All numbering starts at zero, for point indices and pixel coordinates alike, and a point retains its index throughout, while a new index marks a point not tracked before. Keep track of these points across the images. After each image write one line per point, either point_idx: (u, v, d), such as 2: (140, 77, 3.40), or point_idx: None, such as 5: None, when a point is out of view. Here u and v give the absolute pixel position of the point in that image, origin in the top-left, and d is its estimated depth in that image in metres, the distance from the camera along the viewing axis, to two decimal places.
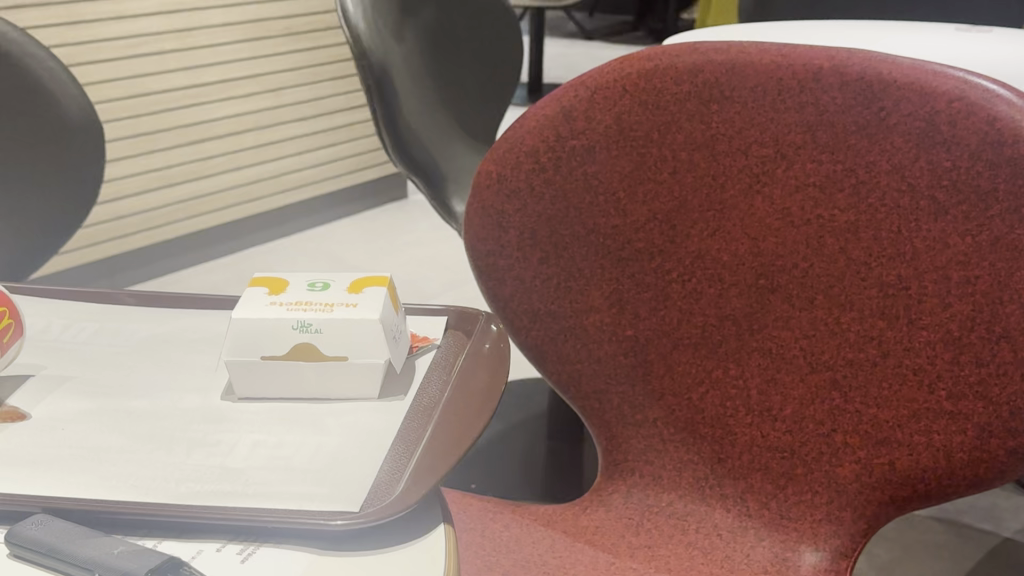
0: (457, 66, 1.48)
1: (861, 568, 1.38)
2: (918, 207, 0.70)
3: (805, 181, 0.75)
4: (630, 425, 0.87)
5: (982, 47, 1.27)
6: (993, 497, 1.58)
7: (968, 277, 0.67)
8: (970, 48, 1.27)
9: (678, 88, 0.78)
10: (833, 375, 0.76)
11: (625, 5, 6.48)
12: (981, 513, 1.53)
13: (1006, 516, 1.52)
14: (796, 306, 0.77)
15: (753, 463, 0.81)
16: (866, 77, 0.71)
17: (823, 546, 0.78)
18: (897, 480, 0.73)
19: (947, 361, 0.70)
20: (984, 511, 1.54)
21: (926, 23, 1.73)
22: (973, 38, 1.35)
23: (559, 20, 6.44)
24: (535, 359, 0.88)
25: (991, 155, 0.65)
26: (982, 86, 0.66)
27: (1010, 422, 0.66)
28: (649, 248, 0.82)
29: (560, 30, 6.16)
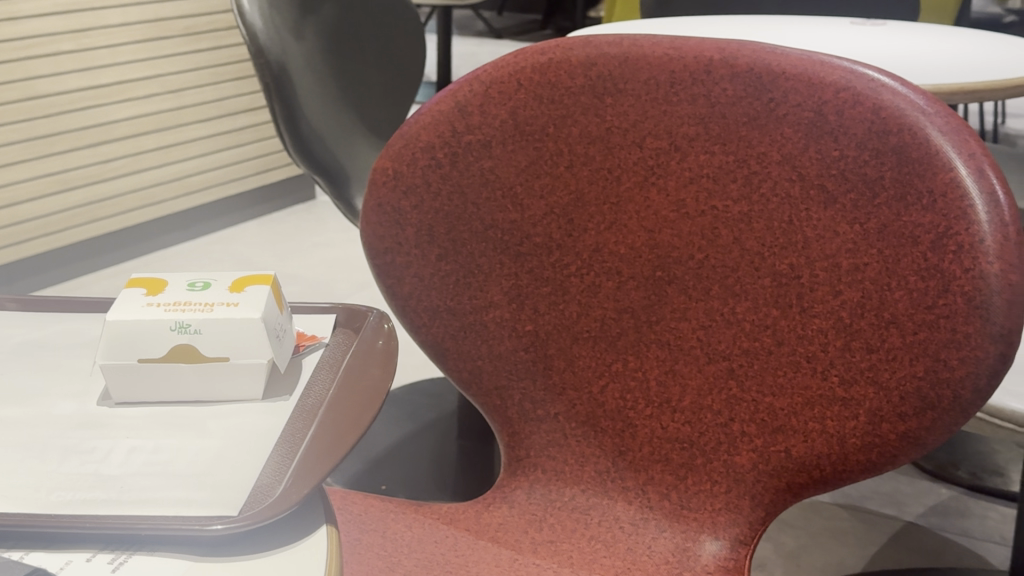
0: (360, 64, 1.47)
1: (767, 555, 1.40)
2: (808, 197, 0.71)
3: (699, 172, 0.76)
4: (532, 421, 0.86)
5: (865, 40, 1.30)
6: (896, 482, 1.61)
7: (857, 264, 0.69)
8: (856, 42, 1.30)
9: (572, 82, 0.78)
10: (729, 365, 0.77)
11: (534, 4, 6.50)
12: (885, 499, 1.56)
13: (908, 501, 1.55)
14: (693, 297, 0.78)
15: (654, 454, 0.81)
16: (756, 68, 0.72)
17: (723, 535, 0.78)
18: (793, 467, 0.74)
19: (839, 348, 0.71)
20: (887, 496, 1.57)
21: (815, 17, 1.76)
22: (863, 31, 1.38)
23: (468, 20, 6.44)
24: (435, 357, 0.87)
25: (876, 144, 0.67)
26: (867, 76, 0.68)
27: (900, 407, 0.68)
28: (547, 242, 0.81)
29: (471, 29, 6.16)
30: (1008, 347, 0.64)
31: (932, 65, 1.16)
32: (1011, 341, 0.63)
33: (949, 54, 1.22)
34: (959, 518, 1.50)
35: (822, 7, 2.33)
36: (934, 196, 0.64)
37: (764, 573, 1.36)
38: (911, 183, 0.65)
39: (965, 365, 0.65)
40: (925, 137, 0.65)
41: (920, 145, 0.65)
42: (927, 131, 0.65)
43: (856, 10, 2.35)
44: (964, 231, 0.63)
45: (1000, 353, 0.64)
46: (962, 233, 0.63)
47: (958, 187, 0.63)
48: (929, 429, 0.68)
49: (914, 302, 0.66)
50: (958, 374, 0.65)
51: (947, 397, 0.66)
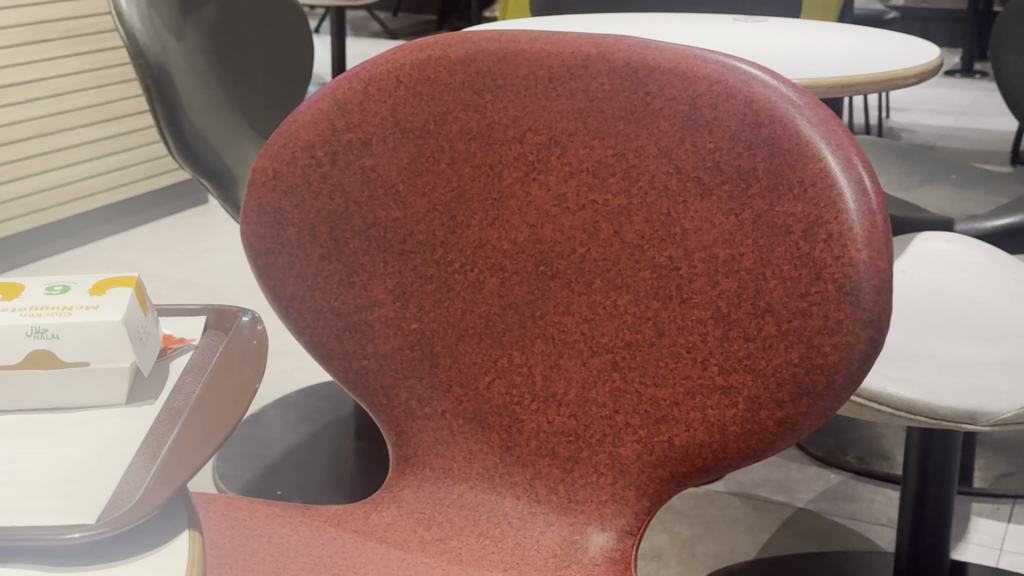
0: (244, 65, 1.46)
1: (661, 547, 1.43)
2: (685, 189, 0.72)
3: (579, 167, 0.76)
4: (419, 419, 0.85)
5: (743, 36, 1.32)
6: (786, 468, 1.64)
7: (733, 254, 0.70)
8: (734, 38, 1.33)
9: (451, 79, 0.78)
10: (613, 358, 0.77)
11: (429, 3, 6.49)
12: (775, 486, 1.59)
13: (798, 487, 1.58)
14: (576, 291, 0.78)
15: (540, 448, 0.81)
16: (632, 63, 0.73)
17: (609, 527, 0.78)
18: (676, 456, 0.75)
19: (717, 338, 0.72)
20: (778, 483, 1.60)
21: (694, 14, 1.80)
22: (742, 27, 1.41)
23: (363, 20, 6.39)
24: (320, 358, 0.85)
25: (749, 136, 0.68)
26: (738, 68, 0.69)
27: (777, 393, 0.70)
28: (431, 239, 0.81)
29: (366, 30, 6.12)
30: (877, 332, 0.66)
31: (806, 59, 1.18)
32: (880, 326, 0.66)
33: (821, 48, 1.25)
34: (848, 502, 1.53)
35: (706, 5, 2.36)
36: (805, 185, 0.66)
37: (659, 564, 1.39)
38: (783, 174, 0.67)
39: (837, 351, 0.67)
40: (796, 128, 0.67)
41: (791, 136, 0.67)
42: (797, 123, 0.67)
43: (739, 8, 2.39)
44: (833, 220, 0.65)
45: (871, 339, 0.66)
46: (831, 222, 0.65)
47: (827, 176, 0.66)
48: (804, 415, 0.69)
49: (788, 290, 0.68)
50: (830, 360, 0.67)
51: (821, 382, 0.68)
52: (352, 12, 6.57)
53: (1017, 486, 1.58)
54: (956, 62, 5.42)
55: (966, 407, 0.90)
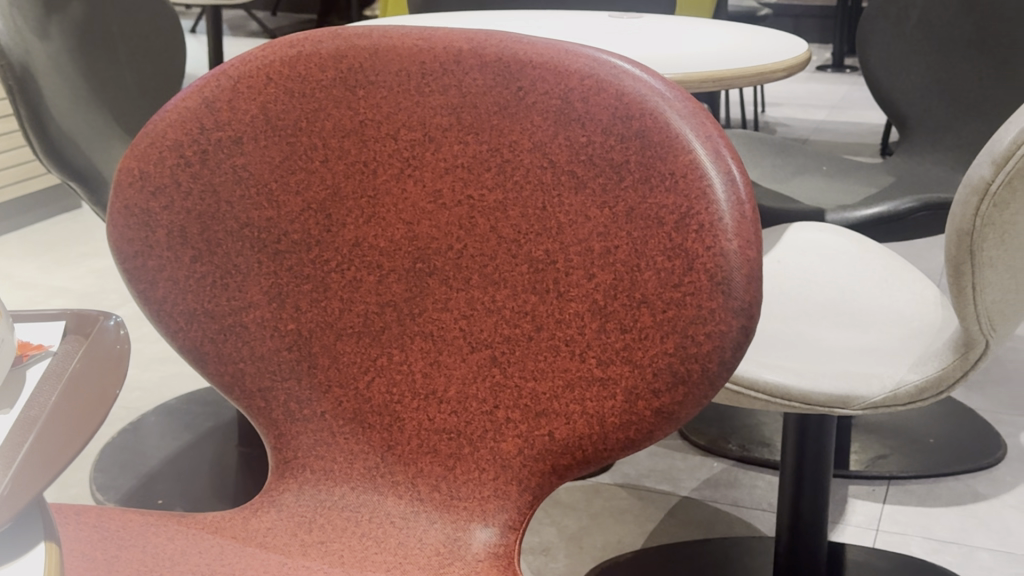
0: (112, 64, 1.43)
1: (550, 540, 1.44)
2: (560, 183, 0.72)
3: (454, 163, 0.76)
4: (299, 421, 0.82)
5: (617, 31, 1.34)
6: (670, 458, 1.66)
7: (609, 246, 0.71)
8: (606, 34, 1.34)
9: (322, 75, 0.77)
10: (493, 353, 0.77)
11: (308, 3, 6.42)
12: (660, 476, 1.61)
13: (682, 476, 1.61)
14: (453, 287, 0.77)
15: (422, 446, 0.80)
16: (503, 58, 0.73)
17: (492, 522, 0.77)
18: (557, 450, 0.75)
19: (594, 330, 0.73)
20: (662, 473, 1.62)
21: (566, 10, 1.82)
22: (615, 23, 1.43)
23: (240, 20, 6.30)
24: (194, 362, 0.82)
25: (621, 130, 0.70)
26: (609, 63, 0.71)
27: (654, 383, 0.71)
28: (305, 238, 0.79)
29: (244, 30, 6.03)
30: (748, 320, 0.68)
31: (678, 54, 1.20)
32: (751, 314, 0.68)
33: (693, 44, 1.27)
34: (730, 489, 1.56)
35: (582, 2, 2.39)
36: (676, 177, 0.68)
37: (548, 558, 1.40)
38: (654, 166, 0.69)
39: (710, 340, 0.68)
40: (666, 121, 0.68)
41: (661, 128, 0.68)
42: (667, 116, 0.68)
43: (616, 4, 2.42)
44: (704, 211, 0.67)
45: (742, 327, 0.68)
46: (702, 213, 0.67)
47: (697, 167, 0.67)
48: (681, 404, 0.71)
49: (662, 281, 0.69)
50: (704, 349, 0.68)
51: (695, 371, 0.69)
52: (229, 13, 6.46)
53: (892, 467, 1.63)
54: (826, 56, 5.58)
55: (839, 392, 0.92)
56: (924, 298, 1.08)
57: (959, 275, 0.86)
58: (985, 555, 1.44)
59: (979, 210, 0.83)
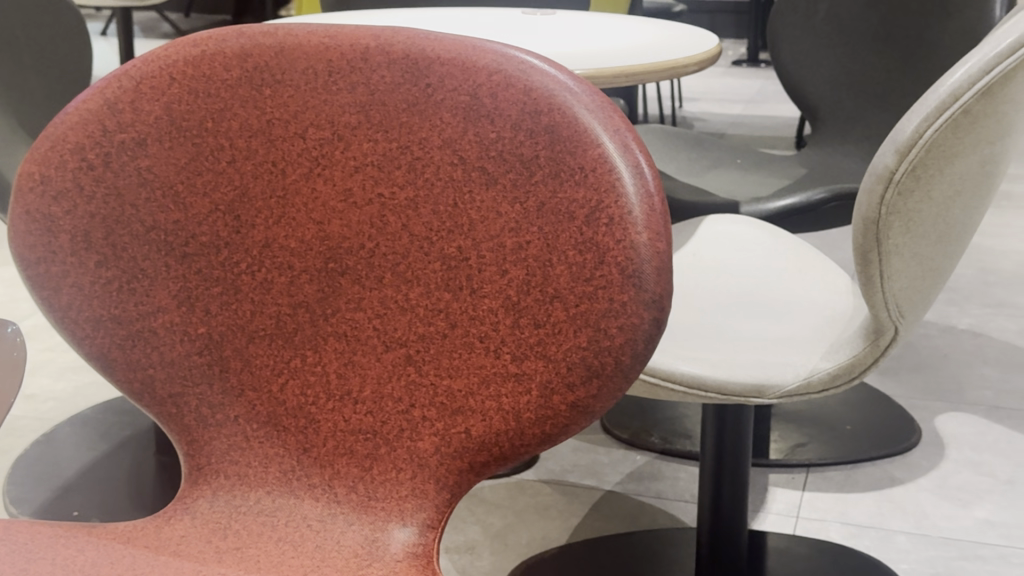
0: (16, 69, 1.40)
1: (475, 539, 1.44)
2: (470, 179, 0.72)
3: (364, 161, 0.75)
4: (211, 426, 0.80)
5: (529, 28, 1.34)
6: (595, 452, 1.67)
7: (521, 242, 0.71)
8: (520, 30, 1.34)
9: (227, 74, 0.76)
10: (408, 352, 0.76)
11: (224, 4, 6.34)
12: (584, 470, 1.62)
13: (606, 470, 1.61)
14: (366, 287, 0.76)
15: (338, 448, 0.79)
16: (411, 55, 0.73)
17: (411, 522, 0.76)
18: (474, 447, 0.75)
19: (508, 326, 0.72)
20: (587, 468, 1.63)
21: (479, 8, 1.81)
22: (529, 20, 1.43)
23: (153, 23, 6.20)
24: (102, 370, 0.80)
25: (530, 125, 0.70)
26: (517, 58, 0.71)
27: (568, 377, 0.71)
28: (214, 240, 0.77)
29: (158, 33, 5.93)
30: (660, 312, 0.69)
31: (591, 49, 1.21)
32: (662, 306, 0.69)
33: (605, 39, 1.28)
34: (654, 481, 1.57)
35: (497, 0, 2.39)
36: (585, 172, 0.68)
37: (473, 556, 1.40)
38: (564, 160, 0.69)
39: (623, 332, 0.69)
40: (574, 116, 0.69)
41: (569, 123, 0.69)
42: (575, 110, 0.69)
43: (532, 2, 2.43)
44: (613, 204, 0.68)
45: (654, 319, 0.69)
46: (611, 207, 0.68)
47: (605, 162, 0.68)
48: (596, 397, 0.71)
49: (574, 275, 0.69)
50: (617, 342, 0.69)
51: (609, 364, 0.70)
52: (143, 16, 6.36)
53: (811, 454, 1.66)
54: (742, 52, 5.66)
55: (754, 381, 0.93)
56: (835, 288, 1.10)
57: (867, 263, 0.87)
58: (903, 538, 1.47)
59: (884, 198, 0.85)
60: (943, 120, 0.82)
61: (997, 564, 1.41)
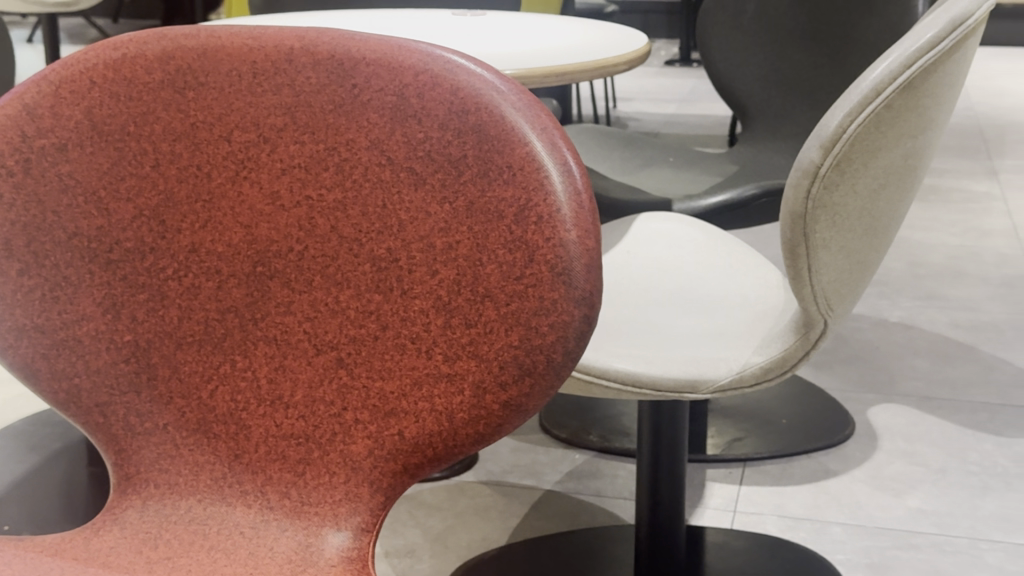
0: None
1: (414, 542, 1.44)
2: (399, 179, 0.72)
3: (290, 163, 0.74)
4: (140, 435, 0.79)
5: (458, 28, 1.34)
6: (534, 452, 1.67)
7: (451, 242, 0.71)
8: (449, 30, 1.34)
9: (149, 78, 0.74)
10: (338, 354, 0.75)
11: (153, 10, 6.26)
12: (524, 470, 1.62)
13: (546, 470, 1.62)
14: (295, 290, 0.76)
15: (270, 454, 0.78)
16: (336, 55, 0.72)
17: (345, 526, 0.76)
18: (408, 449, 0.74)
19: (439, 326, 0.72)
20: (526, 468, 1.63)
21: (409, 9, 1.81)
22: (459, 20, 1.43)
23: (81, 29, 6.10)
24: (26, 380, 0.78)
25: (457, 124, 0.69)
26: (443, 58, 0.70)
27: (501, 376, 0.71)
28: (139, 246, 0.76)
29: (86, 39, 5.84)
30: (590, 309, 0.69)
31: (519, 49, 1.21)
32: (592, 303, 0.69)
33: (534, 40, 1.28)
34: (593, 480, 1.58)
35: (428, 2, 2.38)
36: (513, 170, 0.68)
37: (413, 560, 1.40)
38: (491, 159, 0.69)
39: (554, 330, 0.69)
40: (501, 114, 0.68)
41: (497, 122, 0.68)
42: (502, 109, 0.68)
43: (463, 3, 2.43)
44: (542, 203, 0.68)
45: (584, 316, 0.69)
46: (540, 205, 0.68)
47: (533, 160, 0.68)
48: (528, 395, 0.71)
49: (504, 274, 0.69)
50: (549, 340, 0.69)
51: (541, 363, 0.70)
52: (70, 22, 6.26)
53: (747, 449, 1.67)
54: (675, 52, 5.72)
55: (687, 376, 0.94)
56: (767, 283, 1.11)
57: (795, 257, 0.88)
58: (838, 529, 1.49)
59: (810, 192, 0.85)
60: (866, 114, 0.83)
61: (931, 552, 1.44)
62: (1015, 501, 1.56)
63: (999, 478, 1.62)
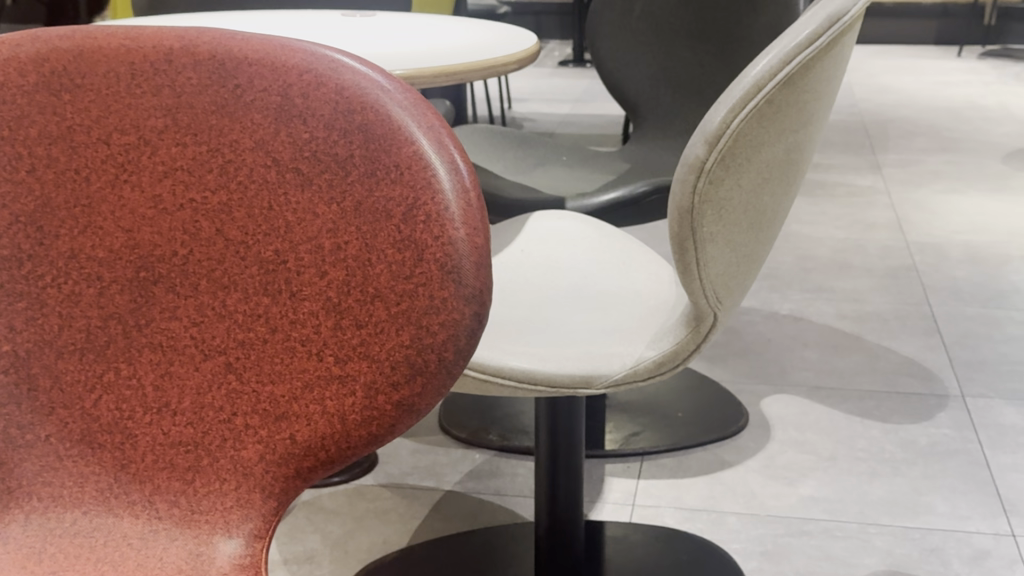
0: None
1: (314, 548, 1.42)
2: (285, 180, 0.70)
3: (173, 166, 0.72)
4: (20, 447, 0.76)
5: (345, 29, 1.33)
6: (433, 454, 1.67)
7: (339, 243, 0.70)
8: (337, 31, 1.33)
9: (22, 80, 0.71)
10: (226, 359, 0.74)
11: None
12: (424, 472, 1.61)
13: (445, 470, 1.62)
14: (181, 295, 0.74)
15: (158, 462, 0.76)
16: (218, 55, 0.70)
17: (236, 533, 0.75)
18: (300, 453, 0.74)
19: (330, 328, 0.72)
20: (426, 469, 1.62)
21: (301, 8, 1.78)
22: (347, 21, 1.42)
23: None
24: None
25: (343, 124, 0.68)
26: (327, 57, 0.70)
27: (393, 377, 0.71)
28: (16, 253, 0.73)
29: None
30: (481, 307, 0.70)
31: (407, 50, 1.21)
32: (482, 300, 0.69)
33: (421, 40, 1.28)
34: (493, 478, 1.58)
35: (318, 3, 2.36)
36: (401, 169, 0.68)
37: (313, 566, 1.38)
38: (379, 159, 0.68)
39: (445, 329, 0.69)
40: (387, 114, 0.68)
41: (383, 121, 0.68)
42: (389, 108, 0.68)
43: (353, 4, 2.41)
44: (430, 201, 0.68)
45: (475, 314, 0.70)
46: (428, 203, 0.68)
47: (420, 158, 0.68)
48: (421, 395, 0.71)
49: (393, 274, 0.69)
50: (440, 338, 0.69)
51: (433, 362, 0.70)
52: None
53: (645, 443, 1.69)
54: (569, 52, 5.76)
55: (581, 372, 0.95)
56: (659, 278, 1.13)
57: (684, 252, 0.90)
58: (733, 519, 1.52)
59: (697, 186, 0.87)
60: (748, 109, 0.84)
61: (822, 538, 1.47)
62: (902, 485, 1.60)
63: (887, 464, 1.66)
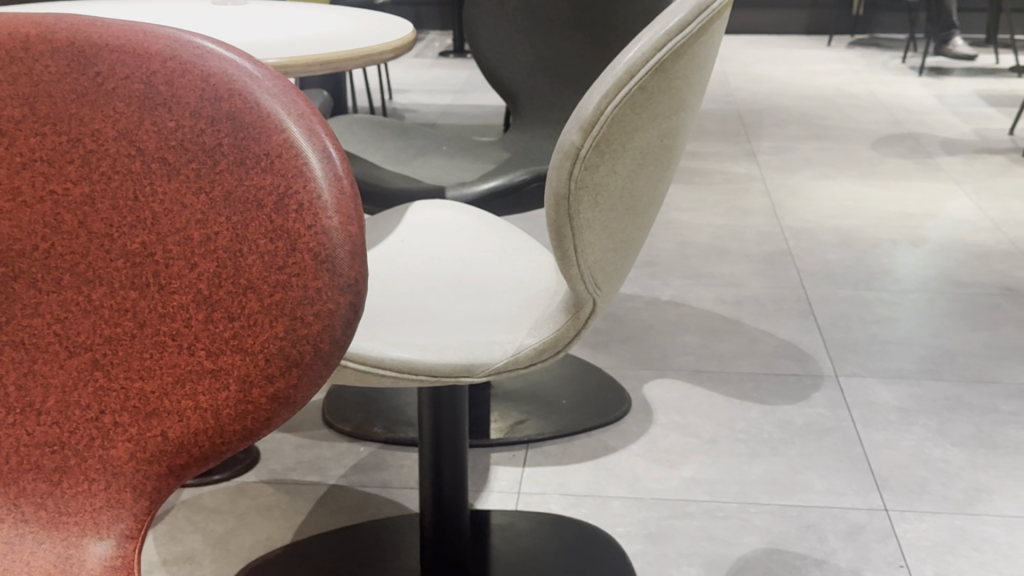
0: None
1: (194, 548, 1.39)
2: (150, 171, 0.68)
3: (31, 157, 0.68)
4: None
5: (216, 18, 1.30)
6: (318, 448, 1.65)
7: (210, 234, 0.68)
8: (207, 19, 1.30)
9: None
10: (94, 356, 0.71)
11: None
12: (308, 467, 1.59)
13: (330, 464, 1.60)
14: (43, 291, 0.70)
15: (22, 464, 0.73)
16: (77, 42, 0.67)
17: (108, 534, 0.73)
18: (172, 450, 0.72)
19: (201, 321, 0.70)
20: (310, 464, 1.60)
21: None
22: (218, 9, 1.39)
23: None
24: None
25: (210, 112, 0.67)
26: (193, 43, 0.68)
27: (267, 369, 0.70)
28: None
29: None
30: (356, 296, 0.69)
31: (277, 39, 1.19)
32: (357, 290, 0.69)
33: (294, 28, 1.26)
34: (378, 471, 1.57)
35: None
36: (271, 158, 0.66)
37: (193, 566, 1.35)
38: (248, 148, 0.67)
39: (320, 320, 0.68)
40: (256, 102, 0.67)
41: (251, 110, 0.67)
42: (257, 97, 0.67)
43: None
44: (302, 190, 0.66)
45: (350, 303, 0.69)
46: (300, 192, 0.66)
47: (291, 146, 0.67)
48: (296, 387, 0.70)
49: (266, 265, 0.68)
50: (314, 329, 0.68)
51: (308, 352, 0.69)
52: None
53: (529, 431, 1.70)
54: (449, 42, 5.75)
55: (463, 361, 0.94)
56: (539, 265, 1.14)
57: (562, 240, 0.90)
58: (617, 503, 1.54)
59: (572, 173, 0.87)
60: (622, 96, 0.85)
61: (704, 519, 1.50)
62: (780, 464, 1.64)
63: (765, 444, 1.70)
